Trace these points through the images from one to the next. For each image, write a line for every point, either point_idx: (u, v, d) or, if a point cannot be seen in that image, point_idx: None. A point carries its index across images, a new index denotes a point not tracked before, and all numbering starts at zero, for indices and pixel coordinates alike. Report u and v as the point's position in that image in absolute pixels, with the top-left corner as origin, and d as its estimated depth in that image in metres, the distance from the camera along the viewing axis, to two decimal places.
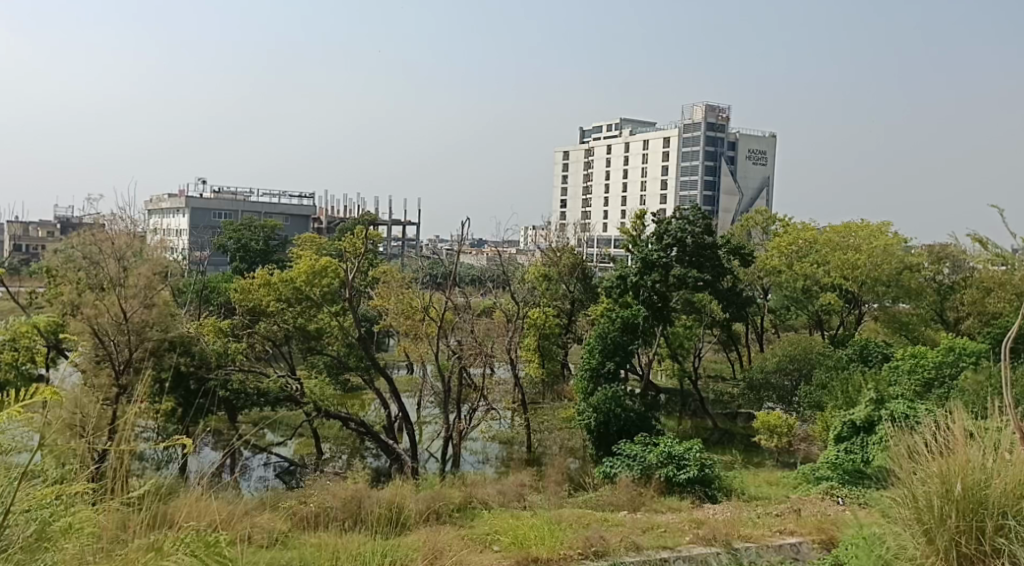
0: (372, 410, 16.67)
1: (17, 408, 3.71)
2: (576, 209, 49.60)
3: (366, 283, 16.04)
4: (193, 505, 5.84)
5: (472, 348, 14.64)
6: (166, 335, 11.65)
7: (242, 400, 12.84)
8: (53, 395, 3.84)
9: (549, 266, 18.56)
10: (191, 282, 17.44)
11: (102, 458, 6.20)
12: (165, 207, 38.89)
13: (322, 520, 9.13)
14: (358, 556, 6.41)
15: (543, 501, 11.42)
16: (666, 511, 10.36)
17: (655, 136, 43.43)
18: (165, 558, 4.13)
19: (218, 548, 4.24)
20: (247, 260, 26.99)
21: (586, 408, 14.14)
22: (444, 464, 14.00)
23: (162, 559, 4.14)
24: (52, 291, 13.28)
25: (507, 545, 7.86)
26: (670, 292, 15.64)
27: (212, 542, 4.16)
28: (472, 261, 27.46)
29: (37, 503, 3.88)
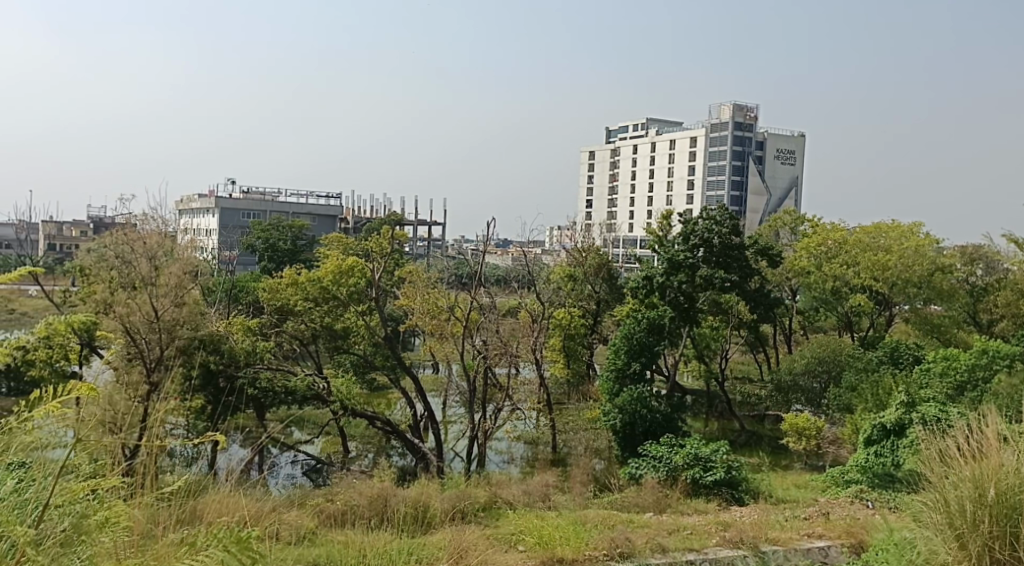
0: (398, 409, 16.74)
1: (55, 404, 3.73)
2: (602, 209, 49.52)
3: (393, 283, 16.10)
4: (222, 503, 5.87)
5: (497, 347, 14.65)
6: (196, 334, 11.77)
7: (270, 399, 12.92)
8: (89, 392, 3.87)
9: (574, 266, 18.50)
10: (220, 281, 17.58)
11: (133, 456, 6.26)
12: (194, 207, 39.22)
13: (349, 517, 9.17)
14: (385, 555, 6.44)
15: (568, 502, 11.41)
16: (692, 513, 10.32)
17: (682, 136, 43.28)
18: (198, 554, 4.15)
19: (250, 544, 4.23)
20: (275, 260, 27.16)
21: (611, 409, 14.11)
22: (469, 463, 14.03)
23: (196, 554, 4.16)
24: (85, 290, 13.43)
25: (533, 545, 7.86)
26: (696, 293, 15.59)
27: (245, 538, 4.15)
28: (498, 261, 27.47)
29: (72, 497, 3.90)
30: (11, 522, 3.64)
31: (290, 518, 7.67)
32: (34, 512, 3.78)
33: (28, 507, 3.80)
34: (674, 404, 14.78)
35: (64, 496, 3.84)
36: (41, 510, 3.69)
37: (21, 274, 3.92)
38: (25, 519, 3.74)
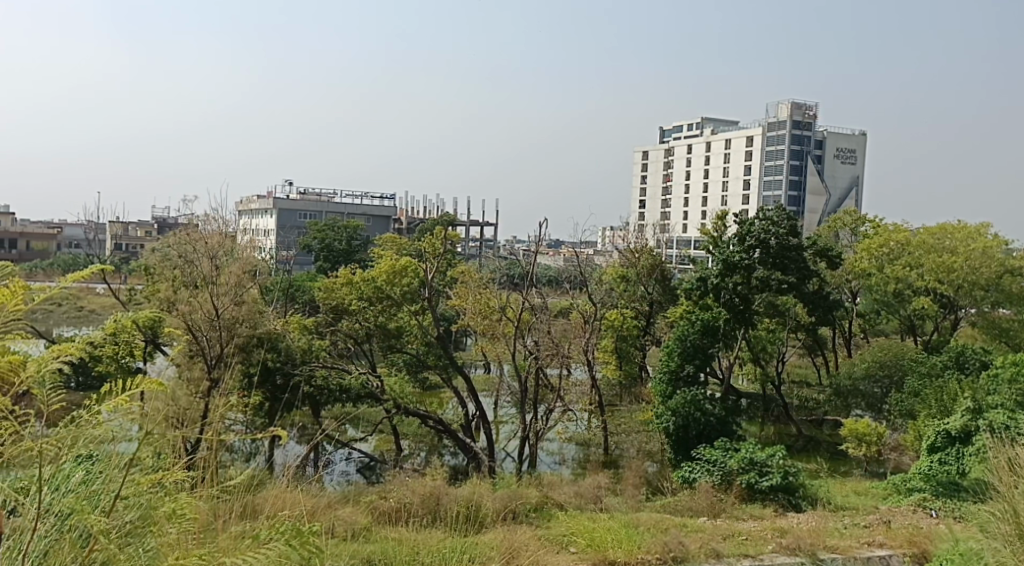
0: (451, 408, 16.81)
1: (124, 398, 3.78)
2: (655, 209, 49.21)
3: (446, 282, 16.12)
4: (280, 498, 5.92)
5: (549, 348, 14.61)
6: (254, 332, 12.00)
7: (325, 396, 13.04)
8: (156, 385, 3.91)
9: (628, 267, 18.35)
10: (278, 280, 17.81)
11: (194, 449, 6.34)
12: (253, 207, 39.82)
13: (402, 515, 9.19)
14: (439, 555, 6.45)
15: (620, 504, 11.34)
16: (748, 519, 10.20)
17: (738, 135, 42.85)
18: (262, 546, 4.17)
19: (310, 538, 4.25)
20: (331, 260, 27.41)
21: (665, 412, 14.00)
22: (521, 463, 14.02)
23: (259, 547, 4.18)
24: (150, 288, 13.68)
25: (585, 548, 7.80)
26: (752, 294, 15.37)
27: (306, 533, 4.18)
28: (552, 261, 27.40)
29: (138, 490, 3.97)
30: (84, 512, 3.72)
31: (346, 515, 7.71)
32: (106, 504, 3.86)
33: (99, 498, 3.89)
34: (729, 407, 14.59)
35: (133, 488, 3.92)
36: (111, 503, 3.77)
37: (91, 271, 3.97)
38: (97, 510, 3.83)
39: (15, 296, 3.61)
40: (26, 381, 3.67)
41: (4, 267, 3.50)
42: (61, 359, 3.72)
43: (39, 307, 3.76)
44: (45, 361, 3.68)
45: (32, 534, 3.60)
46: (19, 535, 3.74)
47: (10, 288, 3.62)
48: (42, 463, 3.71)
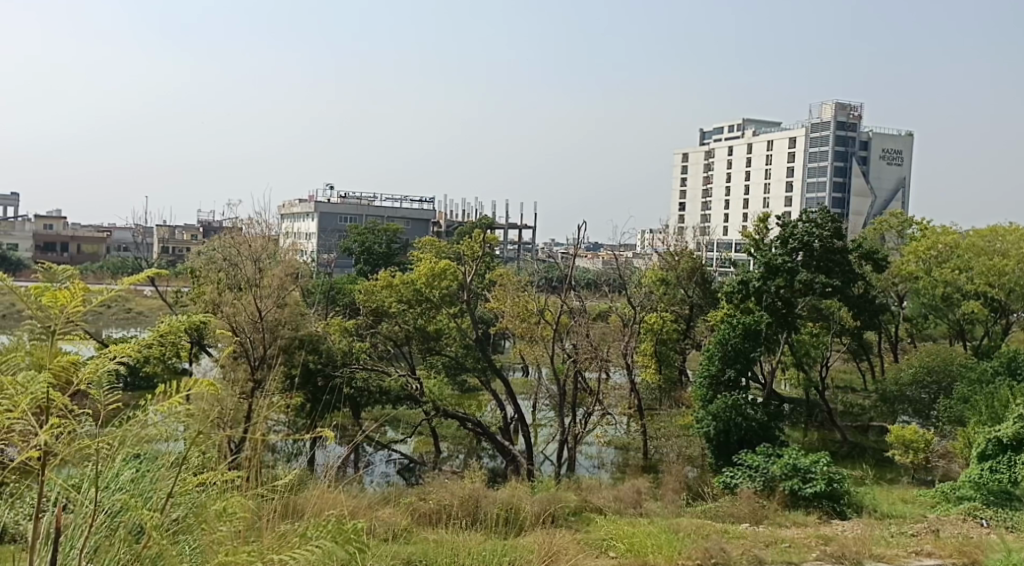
0: (489, 410, 16.79)
1: (177, 400, 3.80)
2: (696, 211, 48.88)
3: (483, 285, 16.04)
4: (322, 498, 5.96)
5: (588, 351, 14.53)
6: (296, 334, 12.16)
7: (365, 398, 13.09)
8: (209, 387, 3.93)
9: (667, 270, 18.19)
10: (320, 283, 17.94)
11: (238, 447, 6.38)
12: (295, 211, 40.17)
13: (442, 517, 9.17)
14: (476, 556, 6.43)
15: (660, 509, 11.24)
16: (790, 526, 10.05)
17: (780, 136, 42.44)
18: (309, 545, 4.22)
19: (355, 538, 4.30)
20: (371, 263, 27.54)
21: (705, 416, 13.88)
22: (559, 467, 13.98)
23: (307, 545, 4.24)
24: (195, 290, 13.83)
25: (624, 553, 7.74)
26: (795, 298, 15.16)
27: (350, 532, 4.29)
28: (592, 264, 27.30)
29: (187, 489, 4.02)
30: (139, 510, 3.78)
31: (386, 516, 7.69)
32: (157, 501, 3.90)
33: (151, 497, 3.94)
34: (771, 412, 14.37)
35: (184, 488, 3.97)
36: (165, 501, 3.82)
37: (146, 274, 4.01)
38: (150, 507, 3.87)
39: (73, 299, 3.67)
40: (83, 379, 3.71)
41: (62, 267, 3.56)
42: (118, 360, 3.76)
43: (97, 310, 3.81)
44: (102, 361, 3.72)
45: (88, 531, 3.65)
46: (75, 530, 3.79)
47: (69, 290, 3.68)
48: (99, 459, 3.76)
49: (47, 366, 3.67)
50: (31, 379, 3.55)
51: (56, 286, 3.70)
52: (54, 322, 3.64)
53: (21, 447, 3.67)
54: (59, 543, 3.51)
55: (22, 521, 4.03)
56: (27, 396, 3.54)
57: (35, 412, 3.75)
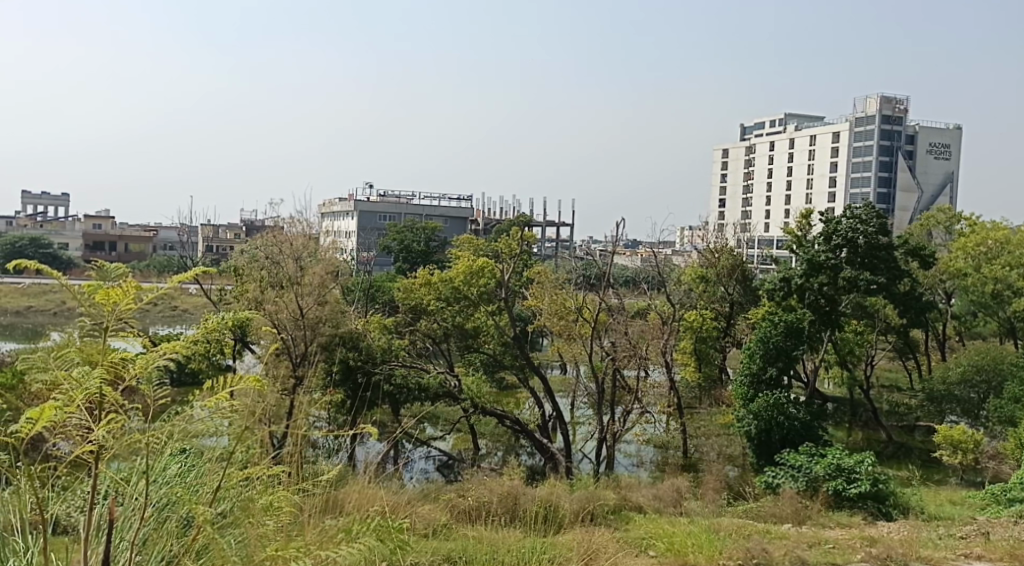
0: (527, 408, 16.78)
1: (223, 396, 3.80)
2: (736, 208, 48.41)
3: (521, 283, 15.86)
4: (363, 495, 5.96)
5: (626, 349, 14.44)
6: (336, 331, 12.23)
7: (405, 395, 13.12)
8: (257, 384, 3.92)
9: (707, 267, 17.88)
10: (359, 281, 18.01)
11: (279, 442, 6.41)
12: (336, 210, 40.43)
13: (481, 514, 9.12)
14: (516, 555, 6.38)
15: (700, 508, 11.14)
16: (835, 527, 9.90)
17: (822, 131, 41.90)
18: (354, 542, 4.25)
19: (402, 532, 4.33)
20: (409, 261, 27.60)
21: (746, 415, 13.74)
22: (598, 465, 13.89)
23: (353, 541, 4.27)
24: (238, 289, 13.93)
25: (664, 552, 7.66)
26: (839, 295, 14.90)
27: (397, 528, 4.30)
28: (631, 262, 27.16)
29: (234, 483, 4.05)
30: (189, 503, 3.81)
31: (426, 511, 7.65)
32: (206, 495, 3.94)
33: (199, 490, 3.97)
34: (815, 410, 14.18)
35: (231, 482, 3.99)
36: (214, 494, 3.85)
37: (193, 273, 4.01)
38: (198, 501, 3.90)
39: (126, 296, 3.68)
40: (134, 375, 3.72)
41: (113, 265, 3.58)
42: (168, 356, 3.78)
43: (148, 306, 3.83)
44: (152, 358, 3.73)
45: (141, 525, 3.69)
46: (126, 522, 3.84)
47: (122, 288, 3.69)
48: (151, 453, 3.79)
49: (100, 362, 3.69)
50: (85, 374, 3.57)
51: (109, 283, 3.71)
52: (106, 319, 3.66)
53: (75, 442, 3.70)
54: (111, 536, 3.56)
55: (72, 513, 4.08)
56: (82, 392, 3.56)
57: (88, 407, 3.77)
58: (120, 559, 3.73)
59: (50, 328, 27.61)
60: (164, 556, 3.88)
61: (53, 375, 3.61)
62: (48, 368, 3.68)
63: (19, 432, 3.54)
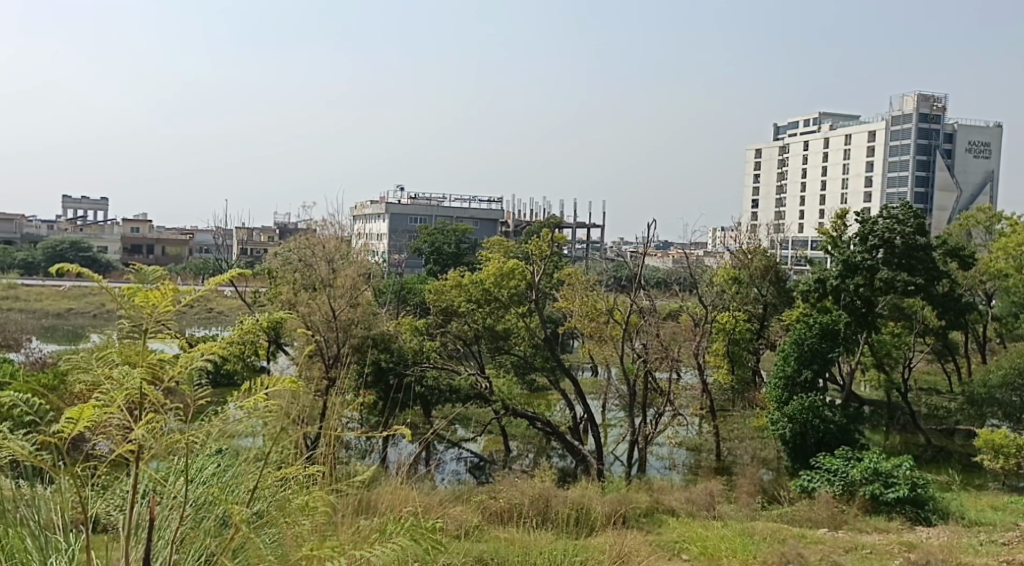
0: (558, 410, 16.72)
1: (260, 397, 3.79)
2: (769, 209, 48.02)
3: (552, 285, 15.77)
4: (395, 495, 5.95)
5: (657, 351, 14.33)
6: (368, 333, 12.25)
7: (436, 397, 13.12)
8: (294, 385, 3.90)
9: (740, 269, 17.69)
10: (391, 283, 18.07)
11: (313, 442, 6.42)
12: (368, 213, 40.64)
13: (513, 516, 9.09)
14: (548, 556, 6.33)
15: (734, 512, 11.01)
16: (872, 532, 9.75)
17: (857, 130, 41.46)
18: (390, 540, 4.30)
19: (433, 531, 4.34)
20: (440, 263, 27.68)
21: (780, 417, 13.58)
22: (630, 467, 13.79)
23: (387, 541, 4.31)
24: (272, 291, 14.00)
25: (697, 556, 7.58)
26: (876, 297, 14.67)
27: (431, 529, 4.29)
28: (663, 263, 27.05)
29: (270, 483, 4.05)
30: (227, 502, 3.81)
31: (458, 512, 7.61)
32: (242, 494, 3.93)
33: (236, 490, 3.96)
34: (850, 413, 14.01)
35: (267, 482, 3.98)
36: (251, 493, 3.84)
37: (230, 275, 4.01)
38: (235, 500, 3.90)
39: (164, 299, 3.67)
40: (173, 376, 3.71)
41: (152, 268, 3.57)
42: (207, 357, 3.77)
43: (187, 308, 3.82)
44: (191, 358, 3.73)
45: (180, 524, 3.69)
46: (164, 521, 3.85)
47: (161, 290, 3.69)
48: (189, 453, 3.78)
49: (140, 363, 3.67)
50: (126, 375, 3.56)
51: (148, 286, 3.70)
52: (145, 321, 3.65)
53: (116, 442, 3.70)
54: (150, 534, 3.56)
55: (111, 511, 4.09)
56: (122, 392, 3.55)
57: (129, 407, 3.75)
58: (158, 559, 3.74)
59: (91, 329, 28.02)
60: (200, 555, 3.88)
61: (96, 376, 3.61)
62: (90, 368, 3.68)
63: (63, 432, 3.56)
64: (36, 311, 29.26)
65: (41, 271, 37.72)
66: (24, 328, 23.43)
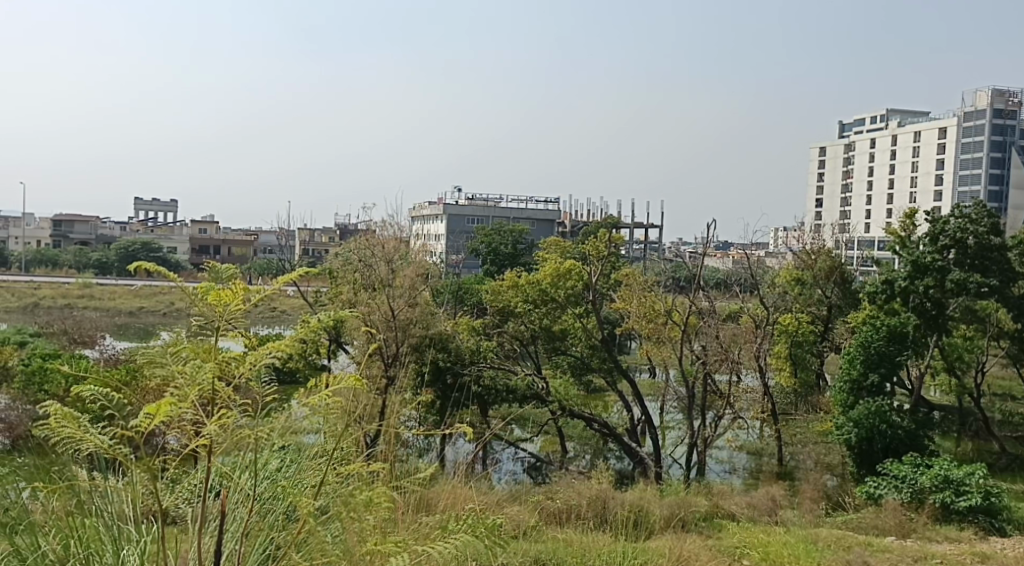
0: (615, 412, 16.53)
1: (326, 395, 3.72)
2: (834, 208, 47.11)
3: (609, 286, 15.51)
4: (452, 494, 5.83)
5: (717, 353, 14.02)
6: (426, 333, 12.18)
7: (493, 396, 13.04)
8: (358, 383, 3.83)
9: (804, 269, 17.54)
10: (448, 283, 18.02)
11: (373, 440, 6.35)
12: (425, 213, 40.77)
13: (569, 517, 8.95)
14: (606, 557, 6.20)
15: (797, 518, 10.74)
16: (943, 541, 9.41)
17: (928, 126, 40.53)
18: (450, 535, 4.26)
19: (496, 528, 4.28)
20: (496, 263, 27.66)
21: (846, 422, 13.15)
22: (689, 471, 13.53)
23: (448, 536, 4.27)
24: (333, 291, 14.04)
25: (759, 561, 7.35)
26: (947, 298, 14.16)
27: (489, 525, 4.25)
28: (722, 264, 26.64)
29: (332, 479, 4.02)
30: (294, 496, 3.79)
31: (516, 511, 7.48)
32: (308, 489, 3.90)
33: (301, 485, 3.93)
34: (920, 419, 13.58)
35: (331, 476, 3.95)
36: (316, 488, 3.81)
37: (296, 275, 3.96)
38: (300, 494, 3.88)
39: (235, 298, 3.64)
40: (242, 373, 3.65)
41: (223, 268, 3.54)
42: (275, 355, 3.70)
43: (255, 308, 3.77)
44: (260, 356, 3.67)
45: (249, 517, 3.66)
46: (233, 514, 3.83)
47: (232, 289, 3.66)
48: (258, 449, 3.73)
49: (210, 360, 3.63)
50: (198, 370, 3.52)
51: (220, 285, 3.67)
52: (217, 321, 3.62)
53: (187, 437, 3.65)
54: (222, 529, 3.53)
55: (181, 504, 4.06)
56: (195, 387, 3.50)
57: (201, 403, 3.70)
58: (226, 554, 3.71)
59: (160, 327, 28.52)
60: (265, 548, 3.86)
61: (170, 371, 3.56)
62: (162, 364, 3.64)
63: (138, 425, 3.52)
64: (109, 310, 29.92)
65: (114, 271, 38.60)
66: (98, 326, 23.91)
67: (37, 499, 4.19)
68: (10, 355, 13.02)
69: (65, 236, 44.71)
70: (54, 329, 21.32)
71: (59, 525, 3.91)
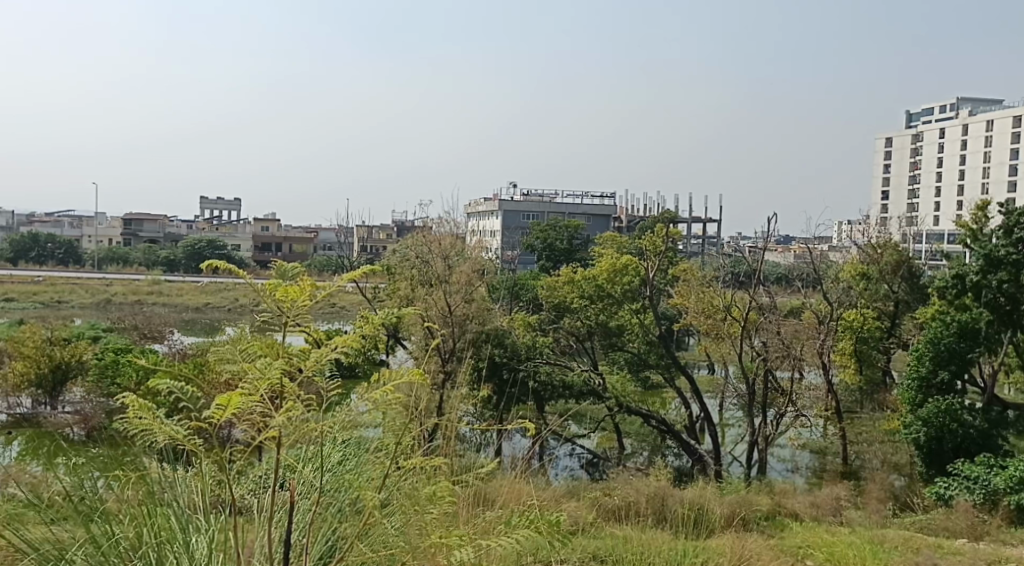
0: (673, 408, 16.29)
1: (389, 389, 3.65)
2: (899, 200, 45.99)
3: (666, 281, 15.23)
4: (512, 489, 5.70)
5: (778, 349, 13.65)
6: (483, 328, 12.01)
7: (549, 392, 12.90)
8: (421, 377, 3.73)
9: (869, 264, 17.07)
10: (505, 279, 17.89)
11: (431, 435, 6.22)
12: (483, 209, 40.81)
13: (626, 514, 8.78)
14: (668, 555, 6.01)
15: (863, 518, 10.44)
16: (1017, 544, 9.07)
17: (1000, 115, 39.48)
18: (512, 531, 4.15)
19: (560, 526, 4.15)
20: (552, 259, 27.54)
21: (914, 421, 12.75)
22: (749, 469, 13.23)
23: (510, 531, 4.17)
24: (391, 287, 14.01)
25: (824, 562, 7.12)
26: (1021, 293, 13.61)
27: (552, 521, 4.13)
28: (785, 259, 26.10)
29: (395, 472, 3.94)
30: (360, 488, 3.72)
31: (575, 508, 7.32)
32: (373, 482, 3.84)
33: (367, 477, 3.87)
34: (992, 417, 13.13)
35: (397, 469, 3.88)
36: (381, 480, 3.74)
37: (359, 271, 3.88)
38: (366, 486, 3.82)
39: (303, 294, 3.59)
40: (310, 368, 3.58)
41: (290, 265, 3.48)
42: (341, 350, 3.63)
43: (322, 305, 3.71)
44: (325, 352, 3.59)
45: (317, 509, 3.61)
46: (299, 506, 3.78)
47: (299, 286, 3.60)
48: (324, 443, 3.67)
49: (278, 354, 3.56)
50: (267, 364, 3.46)
51: (287, 281, 3.60)
52: (285, 317, 3.56)
53: (256, 430, 3.60)
54: (289, 522, 3.48)
55: (248, 494, 4.01)
56: (264, 381, 3.44)
57: (271, 396, 3.64)
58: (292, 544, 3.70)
59: (222, 322, 28.92)
60: (329, 540, 3.82)
61: (239, 365, 3.51)
62: (231, 359, 3.58)
63: (208, 418, 3.47)
64: (176, 306, 30.40)
65: (180, 268, 39.18)
66: (164, 321, 24.27)
67: (110, 488, 4.14)
68: (83, 348, 13.19)
69: (133, 234, 45.52)
70: (124, 324, 21.68)
71: (131, 513, 3.86)
